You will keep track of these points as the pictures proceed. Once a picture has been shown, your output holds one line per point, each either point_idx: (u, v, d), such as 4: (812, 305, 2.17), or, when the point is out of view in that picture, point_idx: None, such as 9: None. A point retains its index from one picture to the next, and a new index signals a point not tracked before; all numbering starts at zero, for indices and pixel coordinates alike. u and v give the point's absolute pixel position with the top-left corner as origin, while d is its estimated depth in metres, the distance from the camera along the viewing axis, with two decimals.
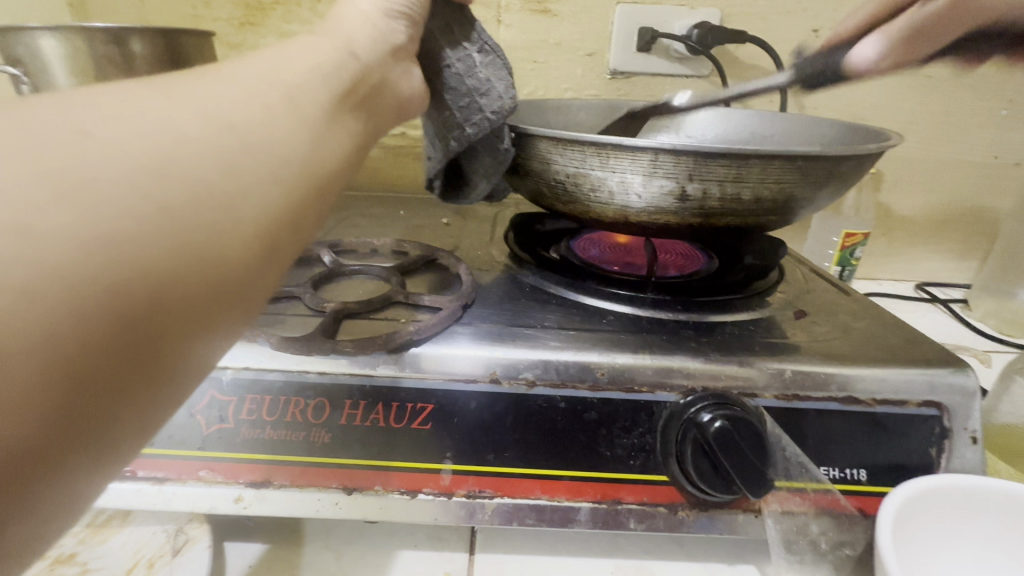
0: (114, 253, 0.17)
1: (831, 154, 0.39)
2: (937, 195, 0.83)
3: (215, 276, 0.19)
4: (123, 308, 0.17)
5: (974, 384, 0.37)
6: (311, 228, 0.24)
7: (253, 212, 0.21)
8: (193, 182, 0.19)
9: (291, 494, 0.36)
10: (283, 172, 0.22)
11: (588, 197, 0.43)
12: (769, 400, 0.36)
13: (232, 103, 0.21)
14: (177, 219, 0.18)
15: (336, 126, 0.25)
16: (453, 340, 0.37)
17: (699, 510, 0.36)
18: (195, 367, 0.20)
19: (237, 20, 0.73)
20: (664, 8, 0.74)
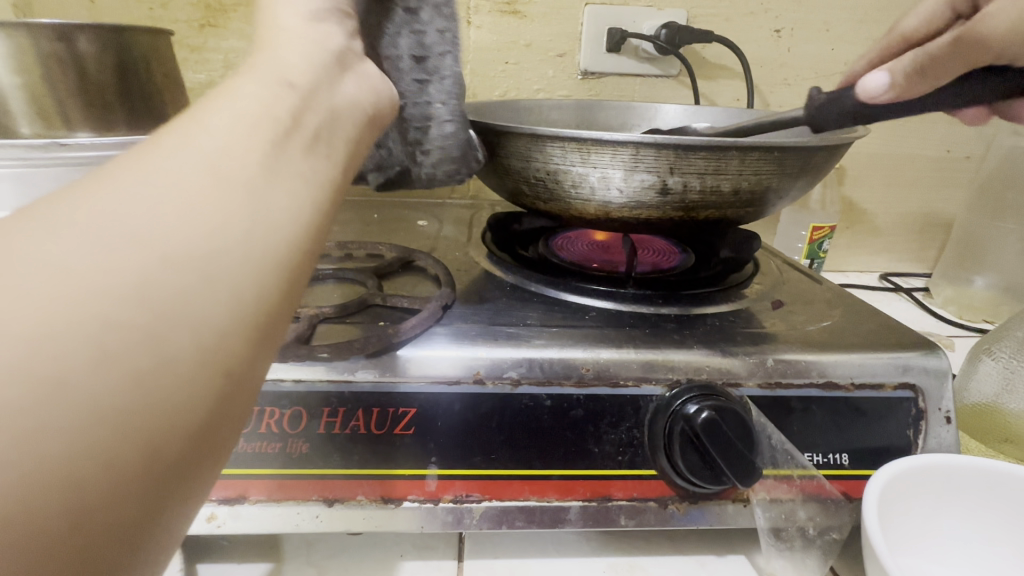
0: (13, 460, 0.13)
1: (805, 145, 0.40)
2: (896, 188, 0.86)
3: (159, 434, 0.16)
4: (44, 524, 0.14)
5: (945, 365, 0.38)
6: (278, 322, 0.19)
7: (190, 336, 0.16)
8: (105, 322, 0.15)
9: (268, 509, 0.34)
10: (220, 275, 0.17)
11: (569, 193, 0.43)
12: (752, 390, 0.36)
13: (145, 202, 0.17)
14: (93, 389, 0.14)
15: (287, 178, 0.20)
16: (434, 341, 0.36)
17: (689, 503, 0.36)
18: (173, 526, 0.17)
19: (197, 22, 0.70)
20: (632, 10, 0.76)
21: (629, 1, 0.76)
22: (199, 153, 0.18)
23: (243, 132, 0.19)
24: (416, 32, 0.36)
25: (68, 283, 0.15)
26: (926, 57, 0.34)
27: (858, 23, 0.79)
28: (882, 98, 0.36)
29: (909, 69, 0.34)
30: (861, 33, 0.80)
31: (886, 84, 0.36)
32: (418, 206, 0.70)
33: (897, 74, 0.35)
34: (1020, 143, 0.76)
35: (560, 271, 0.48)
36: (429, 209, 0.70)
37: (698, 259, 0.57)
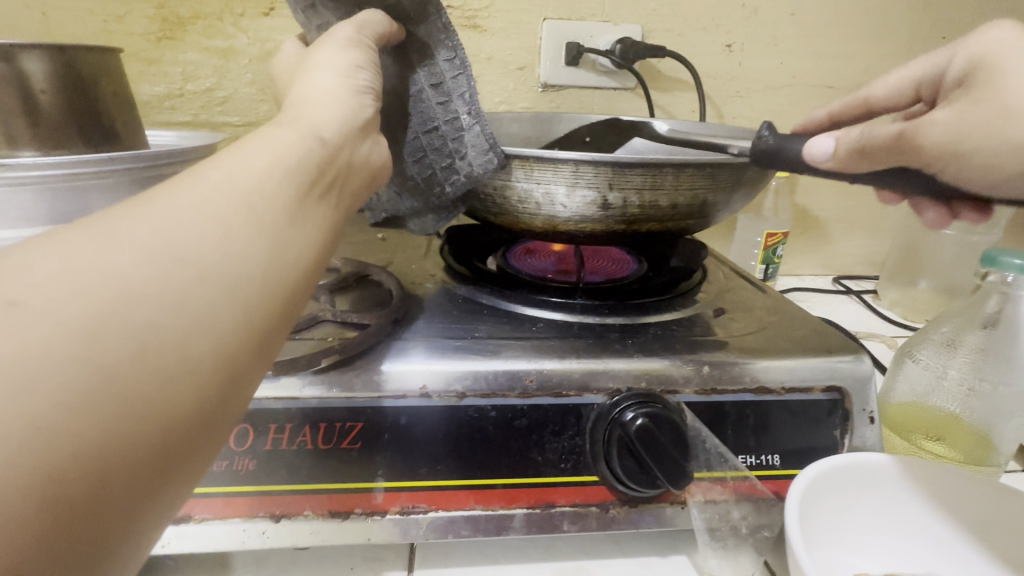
0: (61, 427, 0.16)
1: (736, 162, 0.42)
2: (845, 195, 0.90)
3: (172, 420, 0.19)
4: (71, 480, 0.17)
5: (868, 368, 0.40)
6: (273, 340, 0.22)
7: (209, 343, 0.20)
8: (142, 324, 0.18)
9: (214, 526, 0.34)
10: (237, 293, 0.21)
11: (516, 208, 0.44)
12: (689, 396, 0.38)
13: (183, 227, 0.20)
14: (122, 378, 0.18)
15: (298, 223, 0.24)
16: (406, 356, 0.37)
17: (629, 506, 0.38)
18: (164, 506, 0.19)
19: (154, 35, 0.70)
20: (589, 24, 0.78)
21: (586, 17, 0.78)
22: (231, 193, 0.22)
23: (271, 179, 0.23)
24: (435, 80, 0.39)
25: (114, 289, 0.18)
26: (866, 139, 0.35)
27: (805, 39, 0.82)
28: (824, 165, 0.37)
29: (851, 146, 0.36)
30: (809, 47, 0.83)
31: (829, 152, 0.37)
32: None
33: (840, 146, 0.36)
34: None
35: (512, 283, 0.50)
36: None
37: (650, 268, 0.59)
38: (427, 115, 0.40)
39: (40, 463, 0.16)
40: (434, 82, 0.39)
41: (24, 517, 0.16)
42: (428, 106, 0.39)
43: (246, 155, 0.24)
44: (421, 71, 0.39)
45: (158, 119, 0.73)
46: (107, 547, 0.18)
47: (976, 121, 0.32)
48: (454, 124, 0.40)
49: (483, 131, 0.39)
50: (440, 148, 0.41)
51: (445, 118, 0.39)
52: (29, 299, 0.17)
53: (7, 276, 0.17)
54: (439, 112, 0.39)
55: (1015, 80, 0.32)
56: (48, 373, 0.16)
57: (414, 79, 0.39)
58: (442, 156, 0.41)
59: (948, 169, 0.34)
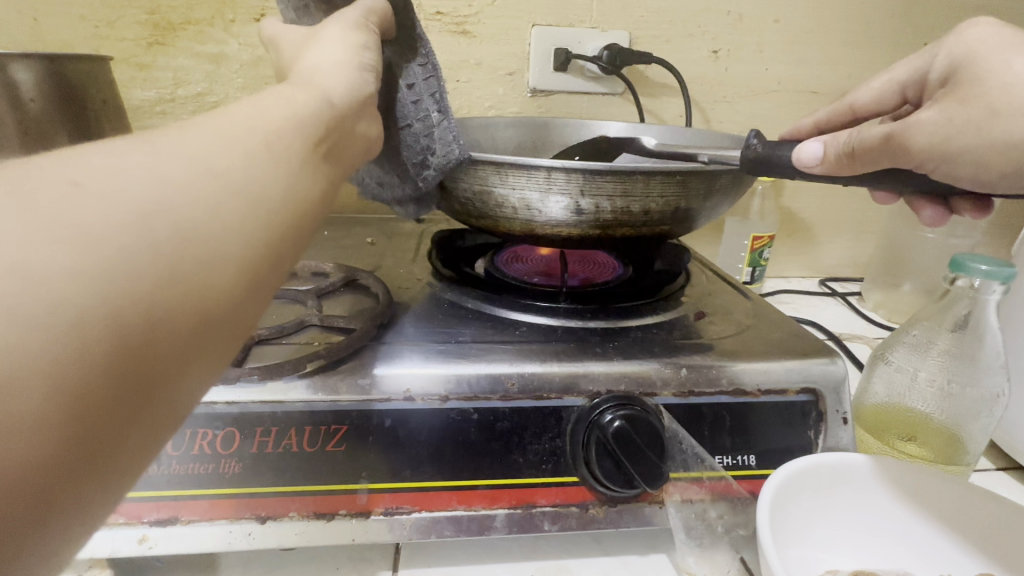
0: (107, 289, 0.17)
1: (707, 169, 0.42)
2: (832, 199, 0.91)
3: (205, 308, 0.19)
4: (115, 341, 0.17)
5: (841, 370, 0.41)
6: (294, 258, 0.23)
7: (240, 244, 0.20)
8: (181, 215, 0.19)
9: (200, 528, 0.35)
10: (265, 207, 0.21)
11: (493, 212, 0.45)
12: (667, 398, 0.39)
13: (217, 143, 0.21)
14: (163, 258, 0.18)
15: (314, 167, 0.24)
16: (402, 360, 0.38)
17: (609, 506, 0.38)
18: (192, 392, 0.20)
19: (145, 40, 0.70)
20: (577, 31, 0.79)
21: (574, 23, 0.79)
22: (255, 128, 0.22)
23: (292, 122, 0.24)
24: (408, 84, 0.41)
25: (157, 182, 0.19)
26: (858, 140, 0.36)
27: (789, 45, 0.84)
28: (814, 168, 0.38)
29: (842, 149, 0.36)
30: (793, 53, 0.84)
31: (819, 156, 0.37)
32: (371, 224, 0.72)
33: (830, 149, 0.37)
34: None
35: (496, 288, 0.50)
36: (381, 225, 0.71)
37: (635, 271, 0.60)
38: (400, 115, 0.41)
39: (89, 316, 0.16)
40: (409, 84, 0.41)
41: (69, 366, 0.16)
42: (402, 105, 0.41)
43: (268, 103, 0.24)
44: (400, 70, 0.41)
45: (149, 123, 0.74)
46: (131, 420, 0.18)
47: (965, 122, 0.34)
48: (426, 122, 0.41)
49: (454, 129, 0.42)
50: (413, 145, 0.42)
51: (417, 117, 0.41)
52: (86, 182, 0.18)
53: (67, 167, 0.18)
54: (411, 112, 0.41)
55: (1003, 78, 0.33)
56: (100, 240, 0.17)
57: (393, 79, 0.41)
58: (412, 155, 0.42)
59: (941, 168, 0.35)
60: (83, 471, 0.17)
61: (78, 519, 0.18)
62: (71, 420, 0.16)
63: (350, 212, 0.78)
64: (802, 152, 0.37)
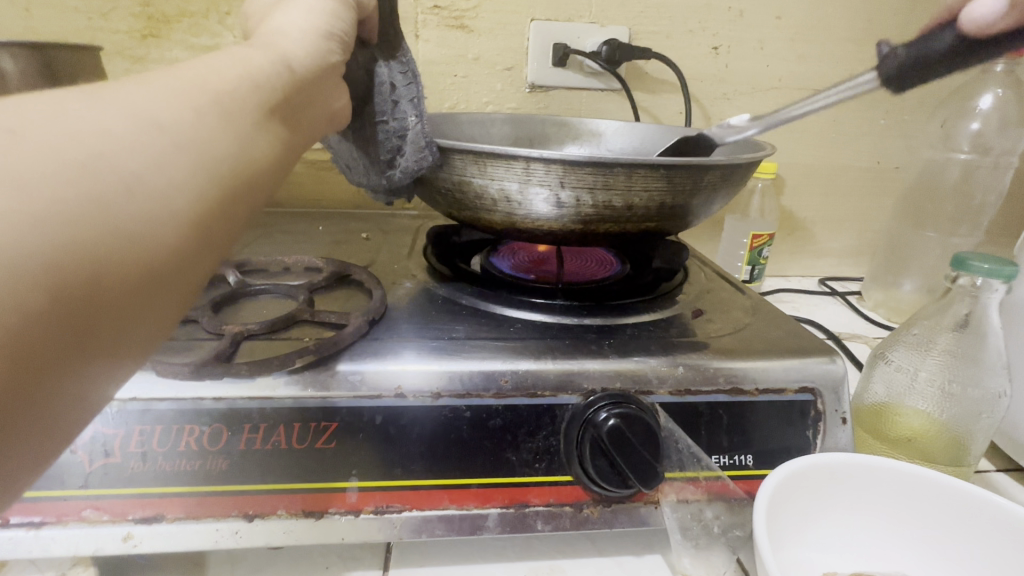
0: (55, 234, 0.17)
1: (694, 165, 0.40)
2: (832, 197, 0.90)
3: (151, 260, 0.20)
4: (64, 285, 0.18)
5: (840, 369, 0.40)
6: (238, 218, 0.24)
7: (186, 199, 0.21)
8: (133, 170, 0.20)
9: (187, 526, 0.34)
10: (211, 166, 0.22)
11: (474, 203, 0.44)
12: (664, 397, 0.38)
13: (161, 103, 0.22)
14: (113, 207, 0.19)
15: (262, 131, 0.25)
16: (400, 356, 0.38)
17: (603, 505, 0.38)
18: (136, 342, 0.21)
19: (139, 32, 0.69)
20: (576, 26, 0.78)
21: (573, 17, 0.78)
22: (203, 90, 0.23)
23: (242, 86, 0.25)
24: (389, 79, 0.41)
25: (101, 136, 0.19)
26: None
27: (790, 42, 0.83)
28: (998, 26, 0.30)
29: None
30: (794, 50, 0.84)
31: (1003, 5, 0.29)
32: (367, 219, 0.71)
33: None
34: (936, 156, 0.84)
35: (492, 284, 0.50)
36: (377, 221, 0.71)
37: (633, 269, 0.59)
38: (377, 110, 0.42)
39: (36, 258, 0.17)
40: (388, 80, 0.41)
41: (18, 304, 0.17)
42: (380, 101, 0.42)
43: (220, 64, 0.25)
44: (381, 65, 0.41)
45: None
46: (78, 363, 0.19)
47: None
48: (400, 121, 0.42)
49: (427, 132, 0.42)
50: (384, 142, 0.43)
51: (393, 116, 0.42)
52: (23, 130, 0.18)
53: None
54: (388, 109, 0.41)
55: None
56: (48, 184, 0.18)
57: (375, 72, 0.41)
58: (385, 147, 0.43)
59: None
60: (24, 414, 0.18)
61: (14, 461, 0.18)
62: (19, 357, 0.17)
63: (346, 208, 0.77)
64: (973, 16, 0.30)
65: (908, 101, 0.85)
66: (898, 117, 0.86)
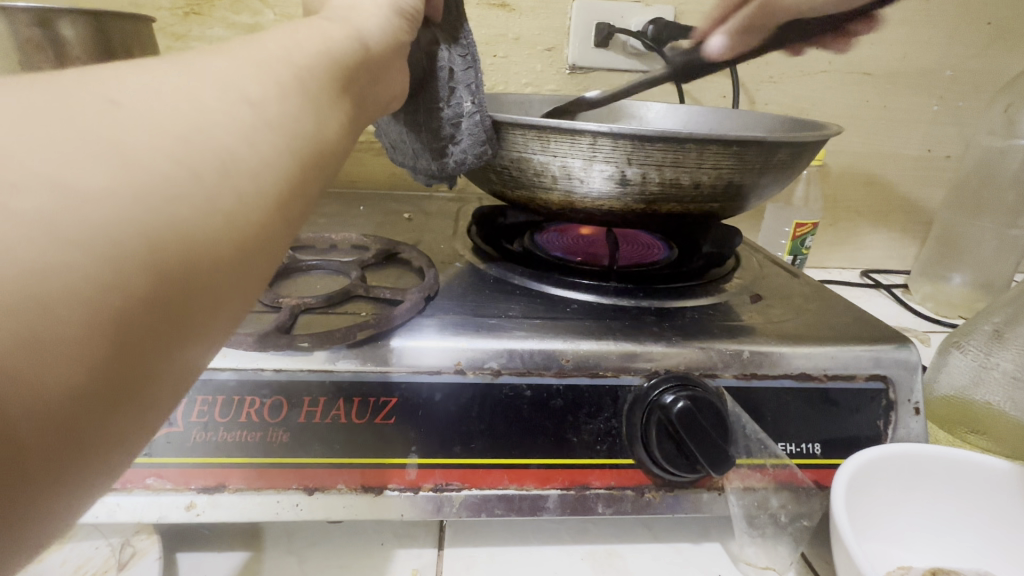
0: (152, 211, 0.16)
1: (767, 141, 0.39)
2: (880, 186, 0.87)
3: (242, 240, 0.19)
4: (156, 268, 0.17)
5: (915, 358, 0.39)
6: (316, 197, 0.23)
7: (271, 178, 0.20)
8: (222, 146, 0.19)
9: (248, 497, 0.34)
10: (297, 144, 0.21)
11: (532, 181, 0.43)
12: (728, 380, 0.37)
13: (249, 76, 0.21)
14: (208, 185, 0.18)
15: (338, 110, 0.24)
16: (417, 333, 0.36)
17: (665, 491, 0.37)
18: (215, 335, 0.19)
19: (181, 9, 0.69)
20: (620, 5, 0.75)
21: None
22: (288, 62, 0.23)
23: (323, 63, 0.24)
24: (447, 65, 0.40)
25: (195, 108, 0.18)
26: None
27: None
28: None
29: None
30: None
31: None
32: (405, 201, 0.71)
33: None
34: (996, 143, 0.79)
35: (543, 264, 0.49)
36: (416, 203, 0.70)
37: (681, 254, 0.57)
38: (433, 96, 0.41)
39: (128, 238, 0.16)
40: (446, 66, 0.40)
41: (112, 286, 0.16)
42: (436, 87, 0.41)
43: (301, 37, 0.25)
44: (442, 49, 0.40)
45: None
46: (160, 356, 0.17)
47: None
48: (456, 108, 0.41)
49: (482, 118, 0.41)
50: (439, 130, 0.42)
51: (449, 103, 0.41)
52: (118, 102, 0.17)
53: (97, 82, 0.18)
54: (445, 96, 0.40)
55: None
56: (147, 161, 0.17)
57: (437, 56, 0.40)
58: (439, 133, 0.42)
59: None
60: (115, 404, 0.17)
61: (98, 458, 0.17)
62: (107, 346, 0.16)
63: (383, 189, 0.76)
64: None
65: (964, 87, 0.81)
66: (952, 103, 0.82)
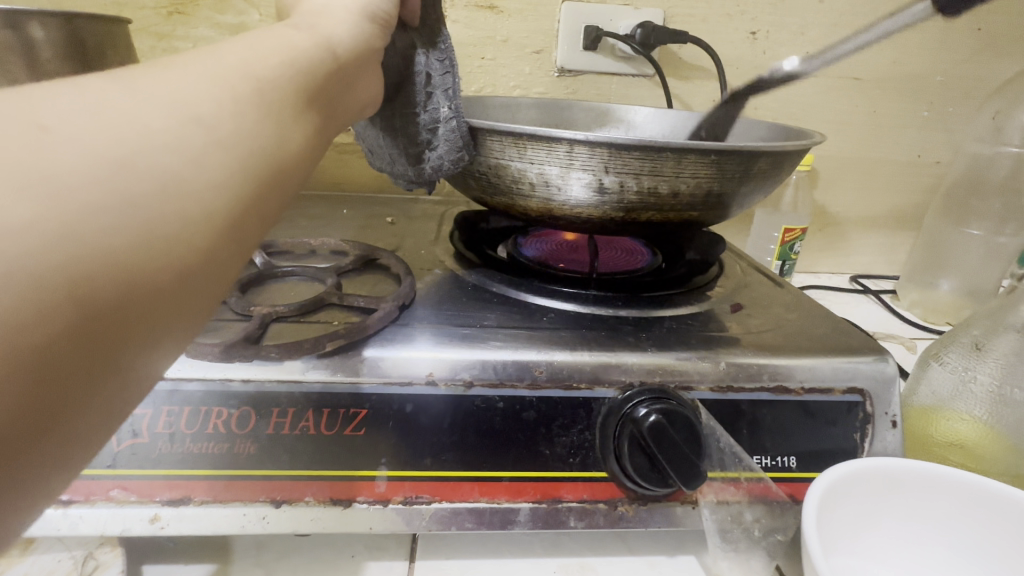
0: (79, 241, 0.16)
1: (746, 150, 0.38)
2: (869, 191, 0.87)
3: (185, 265, 0.19)
4: (82, 300, 0.16)
5: (892, 370, 0.38)
6: (273, 215, 0.23)
7: (218, 199, 0.20)
8: (164, 169, 0.18)
9: (214, 510, 0.34)
10: (249, 162, 0.21)
11: (510, 188, 0.42)
12: (704, 393, 0.37)
13: (200, 91, 0.20)
14: (145, 211, 0.18)
15: (299, 122, 0.24)
16: (410, 342, 0.36)
17: (639, 504, 0.37)
18: (155, 363, 0.19)
19: (165, 9, 0.68)
20: (610, 8, 0.75)
21: None
22: (246, 73, 0.22)
23: (283, 74, 0.24)
24: (424, 69, 0.40)
25: (136, 129, 0.18)
26: None
27: (836, 27, 0.79)
28: None
29: None
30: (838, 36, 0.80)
31: None
32: (391, 204, 0.70)
33: None
34: (984, 150, 0.79)
35: (523, 272, 0.48)
36: (401, 207, 0.69)
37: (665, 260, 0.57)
38: (410, 100, 0.40)
39: (52, 271, 0.16)
40: (423, 70, 0.40)
41: (31, 320, 0.15)
42: (413, 91, 0.40)
43: (261, 46, 0.24)
44: (420, 54, 0.39)
45: None
46: (89, 388, 0.17)
47: None
48: (433, 113, 0.40)
49: (459, 125, 0.40)
50: (416, 135, 0.41)
51: (426, 108, 0.40)
52: (52, 125, 0.17)
53: (33, 101, 0.17)
54: (421, 101, 0.40)
55: None
56: (77, 189, 0.16)
57: (414, 60, 0.39)
58: (416, 139, 0.41)
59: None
60: (41, 440, 0.16)
61: (26, 493, 0.17)
62: (27, 382, 0.16)
63: (369, 191, 0.76)
64: None
65: (953, 93, 0.81)
66: (942, 109, 0.82)
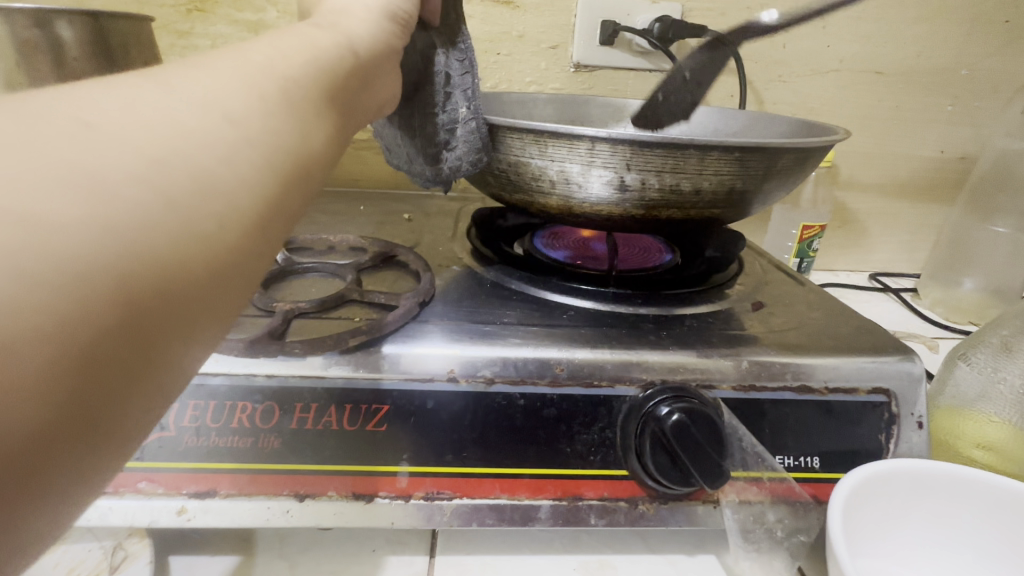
0: (120, 239, 0.16)
1: (770, 147, 0.38)
2: (890, 188, 0.85)
3: (216, 262, 0.19)
4: (122, 297, 0.16)
5: (919, 370, 0.38)
6: (298, 214, 0.23)
7: (249, 198, 0.20)
8: (197, 167, 0.18)
9: (239, 503, 0.34)
10: (277, 161, 0.21)
11: (530, 185, 0.42)
12: (726, 392, 0.36)
13: (229, 91, 0.20)
14: (181, 209, 0.18)
15: (324, 121, 0.24)
16: (430, 339, 0.36)
17: (659, 503, 0.36)
18: (188, 361, 0.19)
19: (184, 7, 0.69)
20: (627, 2, 0.74)
21: None
22: (271, 73, 0.22)
23: (308, 73, 0.24)
24: (444, 69, 0.39)
25: (171, 129, 0.18)
26: None
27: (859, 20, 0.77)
28: None
29: None
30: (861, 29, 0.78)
31: None
32: (407, 201, 0.70)
33: None
34: (1012, 146, 0.77)
35: (541, 268, 0.48)
36: (417, 203, 0.69)
37: (684, 258, 0.56)
38: (429, 100, 0.40)
39: (95, 269, 0.16)
40: (443, 70, 0.40)
41: (75, 317, 0.15)
42: (432, 91, 0.40)
43: (287, 45, 0.24)
44: (439, 54, 0.39)
45: None
46: (127, 386, 0.17)
47: None
48: (452, 114, 0.40)
49: (478, 125, 0.40)
50: (434, 135, 0.41)
51: (445, 108, 0.40)
52: (91, 123, 0.17)
53: (68, 101, 0.17)
54: (441, 101, 0.40)
55: None
56: (117, 187, 0.16)
57: (433, 60, 0.39)
58: (435, 139, 0.41)
59: None
60: (80, 438, 0.16)
61: (68, 491, 0.17)
62: (70, 381, 0.16)
63: (385, 187, 0.76)
64: None
65: (979, 87, 0.79)
66: (967, 103, 0.80)
